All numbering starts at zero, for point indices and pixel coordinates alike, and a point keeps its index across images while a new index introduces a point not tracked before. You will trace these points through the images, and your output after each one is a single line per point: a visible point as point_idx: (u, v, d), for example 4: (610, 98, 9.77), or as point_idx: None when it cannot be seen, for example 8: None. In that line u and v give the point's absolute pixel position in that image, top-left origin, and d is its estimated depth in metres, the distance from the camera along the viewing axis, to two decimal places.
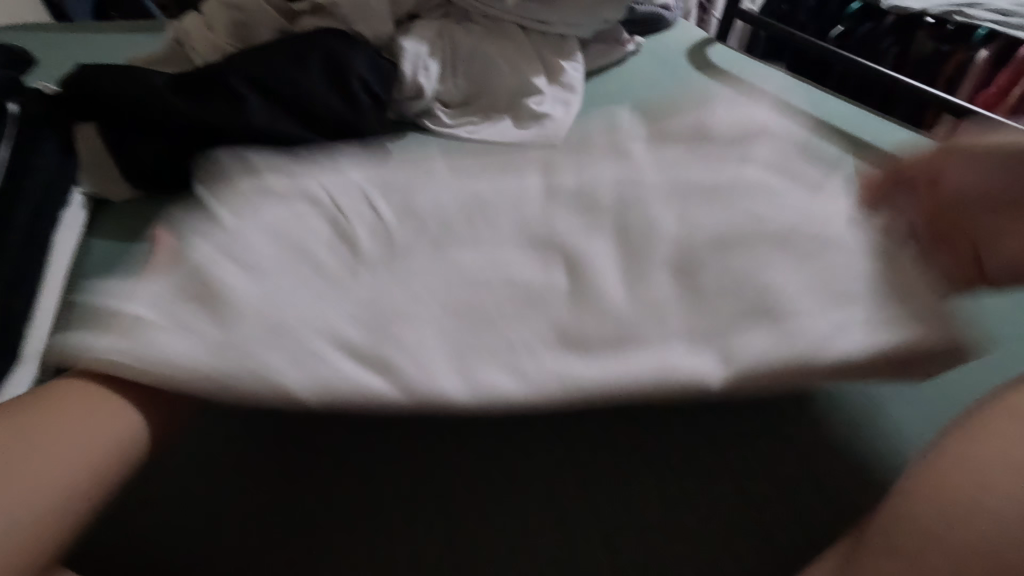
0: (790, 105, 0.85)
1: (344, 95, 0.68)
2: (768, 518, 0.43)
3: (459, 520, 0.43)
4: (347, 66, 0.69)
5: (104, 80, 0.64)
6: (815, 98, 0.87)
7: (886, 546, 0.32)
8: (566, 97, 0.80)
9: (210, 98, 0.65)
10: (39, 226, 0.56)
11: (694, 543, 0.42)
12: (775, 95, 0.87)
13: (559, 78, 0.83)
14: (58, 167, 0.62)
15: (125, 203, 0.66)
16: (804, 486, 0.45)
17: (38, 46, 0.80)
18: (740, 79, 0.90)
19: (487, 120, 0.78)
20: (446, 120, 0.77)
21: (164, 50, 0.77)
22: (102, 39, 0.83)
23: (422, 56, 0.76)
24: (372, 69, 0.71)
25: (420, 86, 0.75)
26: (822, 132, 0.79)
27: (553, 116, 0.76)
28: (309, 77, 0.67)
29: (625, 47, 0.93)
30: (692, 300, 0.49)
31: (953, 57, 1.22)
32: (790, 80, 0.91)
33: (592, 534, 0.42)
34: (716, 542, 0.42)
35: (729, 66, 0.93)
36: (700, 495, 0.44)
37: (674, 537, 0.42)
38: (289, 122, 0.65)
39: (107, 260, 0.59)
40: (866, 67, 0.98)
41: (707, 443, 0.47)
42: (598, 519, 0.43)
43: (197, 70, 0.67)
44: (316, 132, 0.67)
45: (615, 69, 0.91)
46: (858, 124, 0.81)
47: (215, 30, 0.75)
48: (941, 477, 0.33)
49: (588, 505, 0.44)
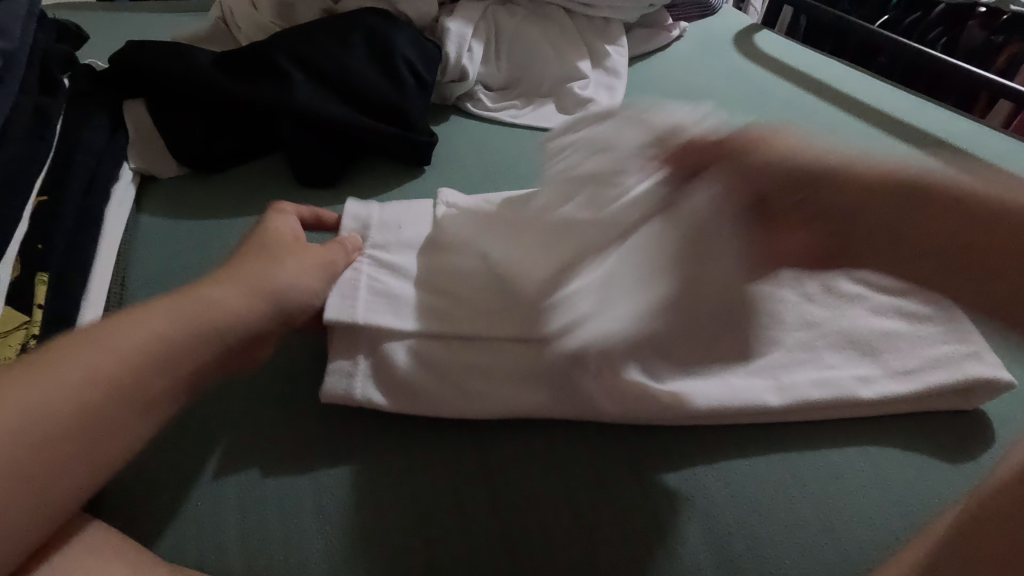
0: (841, 94, 0.82)
1: (389, 74, 0.67)
2: (842, 522, 0.38)
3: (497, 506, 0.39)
4: (392, 45, 0.68)
5: (153, 57, 0.64)
6: (867, 86, 0.84)
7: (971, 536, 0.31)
8: (609, 82, 0.79)
9: (256, 76, 0.64)
10: (91, 200, 0.56)
11: (763, 515, 0.39)
12: (826, 82, 0.84)
13: (602, 62, 0.81)
14: (107, 143, 0.62)
15: (172, 180, 0.65)
16: (877, 485, 0.40)
17: (88, 24, 0.81)
18: (788, 66, 0.87)
19: (529, 104, 0.76)
20: (487, 104, 0.76)
21: (211, 29, 0.77)
22: (149, 18, 0.84)
23: (465, 37, 0.75)
24: (417, 49, 0.70)
25: (463, 69, 0.74)
26: (876, 121, 0.77)
27: (597, 101, 0.75)
28: (354, 57, 0.67)
29: (668, 33, 0.91)
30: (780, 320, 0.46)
31: (1007, 49, 1.17)
32: (840, 68, 0.87)
33: (649, 531, 0.38)
34: (782, 510, 0.39)
35: (777, 53, 0.90)
36: (763, 494, 0.40)
37: (735, 534, 0.38)
38: (334, 102, 0.65)
39: (156, 236, 0.58)
40: (918, 55, 0.94)
41: (767, 440, 0.43)
42: (656, 515, 0.39)
43: (244, 48, 0.67)
44: (360, 110, 0.66)
45: (658, 56, 0.89)
46: (913, 112, 0.78)
47: (261, 9, 0.75)
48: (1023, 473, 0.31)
49: (635, 499, 0.40)
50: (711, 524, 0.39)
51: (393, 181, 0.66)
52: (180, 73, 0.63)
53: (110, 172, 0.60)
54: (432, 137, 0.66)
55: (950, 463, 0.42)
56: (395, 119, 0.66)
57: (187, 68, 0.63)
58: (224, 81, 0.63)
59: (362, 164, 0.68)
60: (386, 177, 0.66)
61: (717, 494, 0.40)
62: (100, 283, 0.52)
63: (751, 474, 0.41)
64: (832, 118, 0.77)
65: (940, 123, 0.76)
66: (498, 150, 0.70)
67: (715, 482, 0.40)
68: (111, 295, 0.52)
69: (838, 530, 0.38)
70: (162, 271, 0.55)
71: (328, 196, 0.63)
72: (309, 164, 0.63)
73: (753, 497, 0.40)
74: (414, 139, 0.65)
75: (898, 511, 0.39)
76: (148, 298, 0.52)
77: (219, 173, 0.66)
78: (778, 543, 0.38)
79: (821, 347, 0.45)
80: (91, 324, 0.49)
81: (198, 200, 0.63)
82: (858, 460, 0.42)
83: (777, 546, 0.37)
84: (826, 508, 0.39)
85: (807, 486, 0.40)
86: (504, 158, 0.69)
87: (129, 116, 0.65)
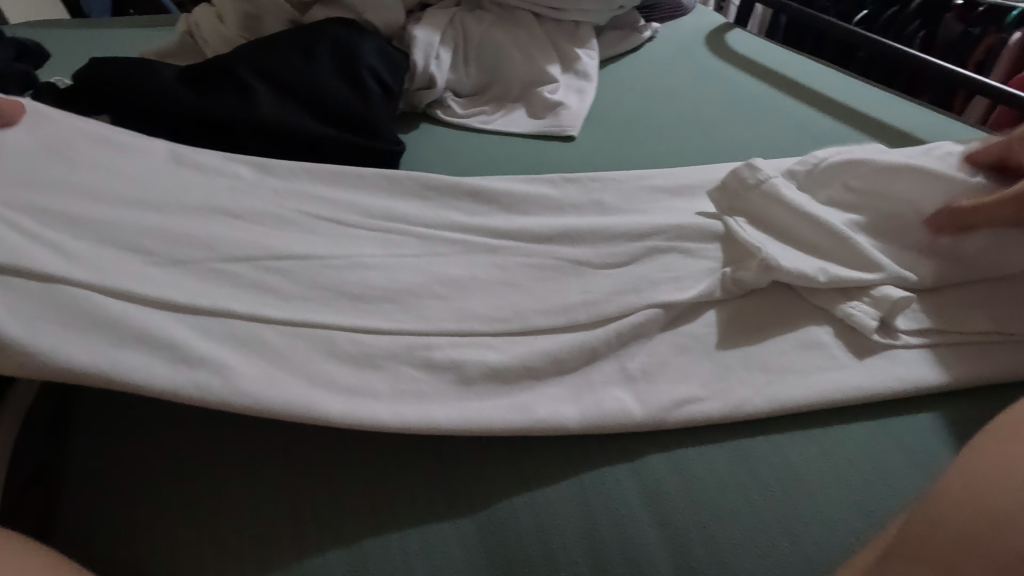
0: (812, 91, 0.82)
1: (354, 84, 0.67)
2: (800, 522, 0.38)
3: (453, 516, 0.39)
4: (356, 55, 0.68)
5: (113, 73, 0.63)
6: (839, 82, 0.84)
7: (916, 547, 0.30)
8: (580, 86, 0.79)
9: (220, 90, 0.64)
10: None
11: (724, 519, 0.38)
12: (797, 80, 0.84)
13: (573, 66, 0.81)
14: None
15: None
16: (839, 486, 0.40)
17: (54, 41, 0.81)
18: (760, 64, 0.87)
19: (499, 110, 0.76)
20: (457, 111, 0.75)
21: (177, 44, 0.77)
22: (116, 34, 0.84)
23: (433, 45, 0.75)
24: (382, 57, 0.70)
25: (431, 76, 0.74)
26: (846, 117, 0.77)
27: (567, 105, 0.74)
28: (318, 67, 0.66)
29: (640, 34, 0.91)
30: (734, 337, 0.47)
31: (984, 41, 1.17)
32: (811, 65, 0.87)
33: (606, 537, 0.38)
34: (741, 511, 0.39)
35: (750, 51, 0.90)
36: (727, 501, 0.39)
37: (696, 540, 0.38)
38: (298, 113, 0.64)
39: None
40: (891, 49, 0.94)
41: (736, 447, 0.42)
42: (612, 520, 0.39)
43: (208, 62, 0.67)
44: (325, 121, 0.65)
45: (630, 57, 0.89)
46: (885, 109, 0.78)
47: (226, 22, 0.74)
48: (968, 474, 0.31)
49: (592, 503, 0.39)
50: (670, 528, 0.38)
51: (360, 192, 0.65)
52: (142, 89, 0.63)
53: None
54: (398, 145, 0.66)
55: (911, 458, 0.42)
56: (360, 127, 0.66)
57: (148, 83, 0.63)
58: (186, 96, 0.63)
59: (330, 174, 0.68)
60: None
61: (675, 497, 0.39)
62: None
63: (714, 475, 0.40)
64: (802, 116, 0.77)
65: (912, 119, 0.76)
66: (466, 159, 0.70)
67: (671, 484, 0.40)
68: None
69: (799, 531, 0.38)
70: None
71: None
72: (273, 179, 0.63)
73: (715, 504, 0.39)
74: (380, 149, 0.65)
75: (858, 511, 0.39)
76: None
77: None
78: (737, 546, 0.37)
79: (773, 353, 0.46)
80: None
81: None
82: (821, 458, 0.41)
83: (736, 548, 0.37)
84: (788, 509, 0.39)
85: (771, 486, 0.40)
86: (472, 165, 0.68)
87: None
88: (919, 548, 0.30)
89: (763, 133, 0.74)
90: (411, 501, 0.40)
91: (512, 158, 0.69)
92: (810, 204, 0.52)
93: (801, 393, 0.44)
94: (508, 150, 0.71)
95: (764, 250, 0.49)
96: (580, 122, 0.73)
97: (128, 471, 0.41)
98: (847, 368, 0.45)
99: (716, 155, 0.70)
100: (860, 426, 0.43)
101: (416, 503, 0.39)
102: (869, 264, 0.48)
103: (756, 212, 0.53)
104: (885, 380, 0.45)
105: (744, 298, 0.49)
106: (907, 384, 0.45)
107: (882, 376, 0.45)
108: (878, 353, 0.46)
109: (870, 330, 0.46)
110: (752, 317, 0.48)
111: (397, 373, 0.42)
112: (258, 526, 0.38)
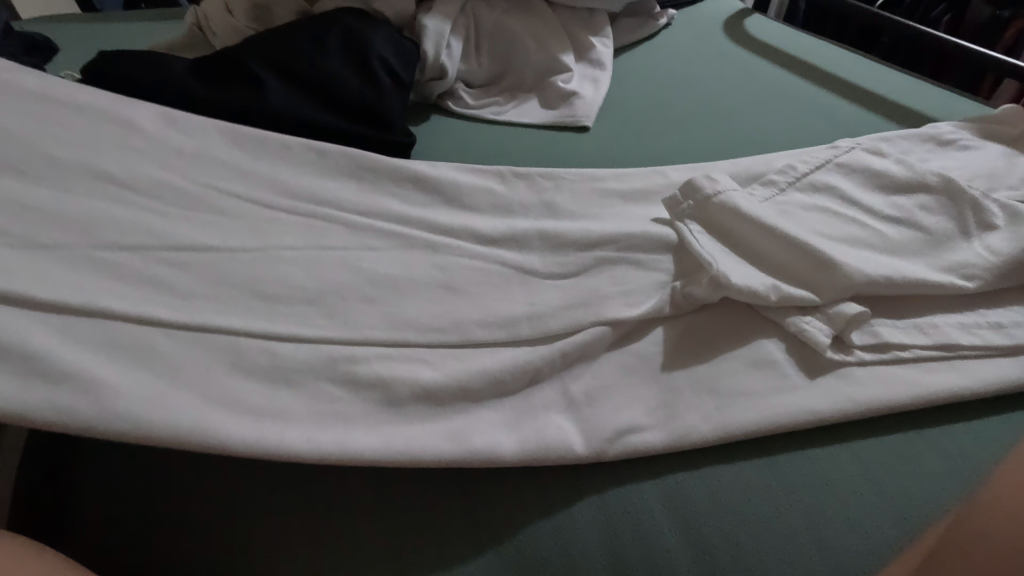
0: (836, 77, 0.79)
1: (365, 75, 0.66)
2: (831, 526, 0.37)
3: (470, 518, 0.38)
4: (367, 45, 0.66)
5: (124, 66, 0.63)
6: (863, 68, 0.81)
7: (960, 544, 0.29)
8: (594, 74, 0.76)
9: (228, 83, 0.63)
10: None
11: (748, 523, 0.37)
12: (819, 66, 0.81)
13: (587, 55, 0.79)
14: None
15: None
16: (870, 490, 0.38)
17: (65, 34, 0.81)
18: (780, 50, 0.85)
19: (512, 100, 0.74)
20: (469, 101, 0.74)
21: (187, 36, 0.76)
22: (126, 27, 0.83)
23: (444, 34, 0.73)
24: (393, 48, 0.69)
25: (442, 66, 0.73)
26: (871, 104, 0.74)
27: (581, 94, 0.72)
28: (328, 58, 0.65)
29: (657, 21, 0.88)
30: (759, 334, 0.45)
31: (1013, 24, 1.12)
32: (834, 50, 0.84)
33: (628, 540, 0.37)
34: (764, 511, 0.38)
35: (770, 36, 0.87)
36: (755, 506, 0.38)
37: (721, 545, 0.36)
38: (308, 105, 0.63)
39: None
40: (917, 33, 0.91)
41: (764, 450, 0.40)
42: (634, 526, 0.38)
43: (217, 54, 0.66)
44: (335, 112, 0.64)
45: (645, 45, 0.86)
46: (913, 95, 0.75)
47: (235, 13, 0.73)
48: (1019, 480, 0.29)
49: (613, 506, 0.38)
50: (692, 531, 0.37)
51: None
52: (153, 83, 0.62)
53: None
54: (410, 137, 0.65)
55: (947, 462, 0.40)
56: (372, 120, 0.64)
57: (157, 76, 0.63)
58: (196, 88, 0.62)
59: None
60: None
61: (697, 499, 0.38)
62: None
63: (737, 477, 0.39)
64: (826, 103, 0.74)
65: (941, 105, 0.73)
66: (478, 150, 0.68)
67: (693, 486, 0.39)
68: None
69: (828, 537, 0.36)
70: None
71: None
72: None
73: (740, 506, 0.38)
74: (392, 141, 0.64)
75: (890, 516, 0.37)
76: None
77: None
78: (763, 550, 0.36)
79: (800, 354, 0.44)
80: None
81: None
82: (848, 457, 0.40)
83: (760, 551, 0.36)
84: (814, 510, 0.38)
85: (800, 485, 0.39)
86: (484, 157, 0.67)
87: None
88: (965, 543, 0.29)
89: (784, 120, 0.71)
90: (426, 498, 0.39)
91: (526, 149, 0.68)
92: (770, 215, 0.49)
93: (830, 393, 0.42)
94: (521, 140, 0.69)
95: (716, 265, 0.46)
96: (595, 111, 0.71)
97: (145, 471, 0.41)
98: (878, 365, 0.43)
99: (736, 144, 0.68)
100: (891, 424, 0.42)
101: (431, 500, 0.39)
102: (894, 269, 0.46)
103: (719, 224, 0.50)
104: (919, 379, 0.42)
105: (696, 314, 0.46)
106: (948, 381, 0.42)
107: (918, 375, 0.43)
108: (906, 353, 0.44)
109: (824, 347, 0.43)
110: (724, 333, 0.45)
111: (401, 392, 0.41)
112: (274, 525, 0.38)
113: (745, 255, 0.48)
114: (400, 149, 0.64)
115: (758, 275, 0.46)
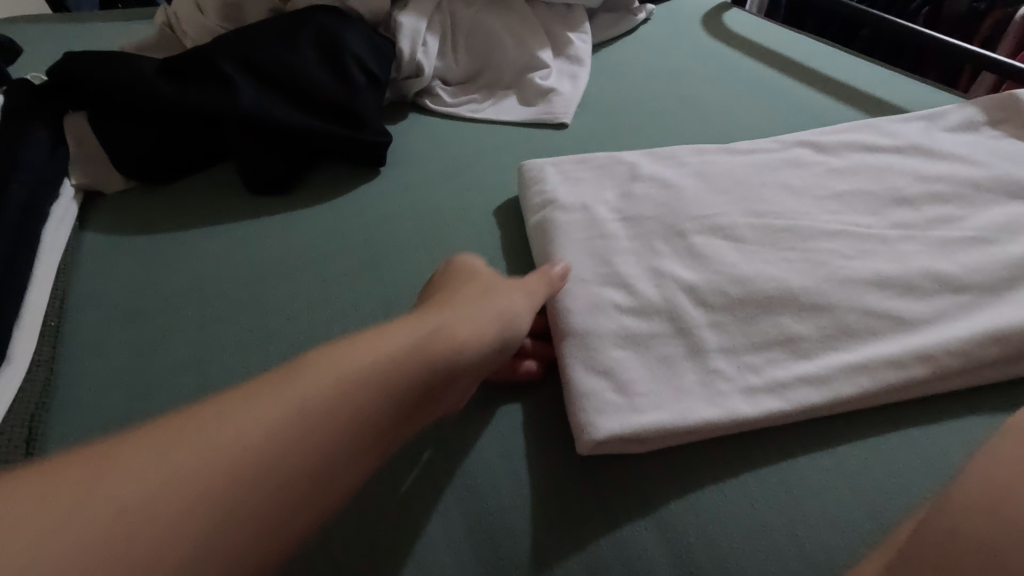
0: (814, 71, 0.79)
1: (338, 73, 0.65)
2: (806, 521, 0.37)
3: (446, 527, 0.38)
4: (340, 43, 0.65)
5: (90, 67, 0.62)
6: (841, 61, 0.81)
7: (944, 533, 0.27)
8: (573, 71, 0.76)
9: (197, 82, 0.62)
10: (27, 220, 0.54)
11: (727, 524, 0.37)
12: (797, 60, 0.81)
13: (565, 51, 0.78)
14: (46, 160, 0.60)
15: (119, 197, 0.64)
16: (845, 484, 0.38)
17: (32, 35, 0.79)
18: (758, 44, 0.85)
19: (490, 98, 0.74)
20: (447, 99, 0.73)
21: (156, 36, 0.74)
22: (95, 27, 0.81)
23: (421, 31, 0.72)
24: (366, 44, 0.68)
25: (419, 64, 0.71)
26: (850, 98, 0.74)
27: (559, 91, 0.72)
28: (301, 57, 0.64)
29: (636, 16, 0.88)
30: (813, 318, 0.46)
31: (990, 16, 1.13)
32: (812, 44, 0.85)
33: (604, 541, 0.37)
34: (743, 508, 0.37)
35: (750, 31, 0.87)
36: (735, 502, 0.38)
37: (697, 543, 0.36)
38: (281, 104, 0.62)
39: (101, 259, 0.57)
40: (895, 27, 0.91)
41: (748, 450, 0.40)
42: (610, 525, 0.37)
43: (186, 54, 0.65)
44: (309, 111, 0.63)
45: (625, 40, 0.86)
46: (889, 87, 0.75)
47: (206, 12, 0.72)
48: (993, 461, 0.27)
49: (589, 507, 0.38)
50: (671, 532, 0.37)
51: (351, 185, 0.64)
52: (119, 83, 0.61)
53: (49, 189, 0.58)
54: (386, 136, 0.64)
55: (923, 457, 0.40)
56: (347, 119, 0.64)
57: (124, 77, 0.61)
58: (165, 89, 0.61)
59: (316, 170, 0.66)
60: (342, 180, 0.64)
61: (674, 499, 0.38)
62: (36, 308, 0.50)
63: (717, 475, 0.39)
64: (804, 97, 0.74)
65: (916, 98, 0.73)
66: (456, 148, 0.68)
67: (671, 484, 0.39)
68: (49, 319, 0.50)
69: (805, 534, 0.36)
70: (105, 291, 0.54)
71: (281, 204, 0.62)
72: (256, 172, 0.62)
73: (715, 504, 0.38)
74: (367, 140, 0.63)
75: (868, 511, 0.37)
76: (90, 322, 0.51)
77: (166, 187, 0.65)
78: (743, 548, 0.36)
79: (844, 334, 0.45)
80: (26, 349, 0.47)
81: (148, 217, 0.61)
82: (824, 451, 0.40)
83: (738, 548, 0.36)
84: (790, 505, 0.37)
85: (776, 481, 0.39)
86: (461, 155, 0.67)
87: (70, 129, 0.63)
88: (953, 532, 0.27)
89: (763, 114, 0.71)
90: (406, 502, 0.39)
91: (504, 147, 0.67)
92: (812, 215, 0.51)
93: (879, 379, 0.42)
94: (498, 138, 0.69)
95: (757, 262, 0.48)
96: (574, 107, 0.71)
97: None
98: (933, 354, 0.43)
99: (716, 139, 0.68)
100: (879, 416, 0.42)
101: (408, 504, 0.39)
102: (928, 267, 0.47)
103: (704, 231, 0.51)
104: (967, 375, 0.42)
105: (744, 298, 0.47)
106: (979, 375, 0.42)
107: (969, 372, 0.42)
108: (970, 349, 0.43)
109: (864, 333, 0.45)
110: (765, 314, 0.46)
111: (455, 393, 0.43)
112: None
113: (763, 256, 0.49)
114: (376, 148, 0.63)
115: (785, 274, 0.47)
